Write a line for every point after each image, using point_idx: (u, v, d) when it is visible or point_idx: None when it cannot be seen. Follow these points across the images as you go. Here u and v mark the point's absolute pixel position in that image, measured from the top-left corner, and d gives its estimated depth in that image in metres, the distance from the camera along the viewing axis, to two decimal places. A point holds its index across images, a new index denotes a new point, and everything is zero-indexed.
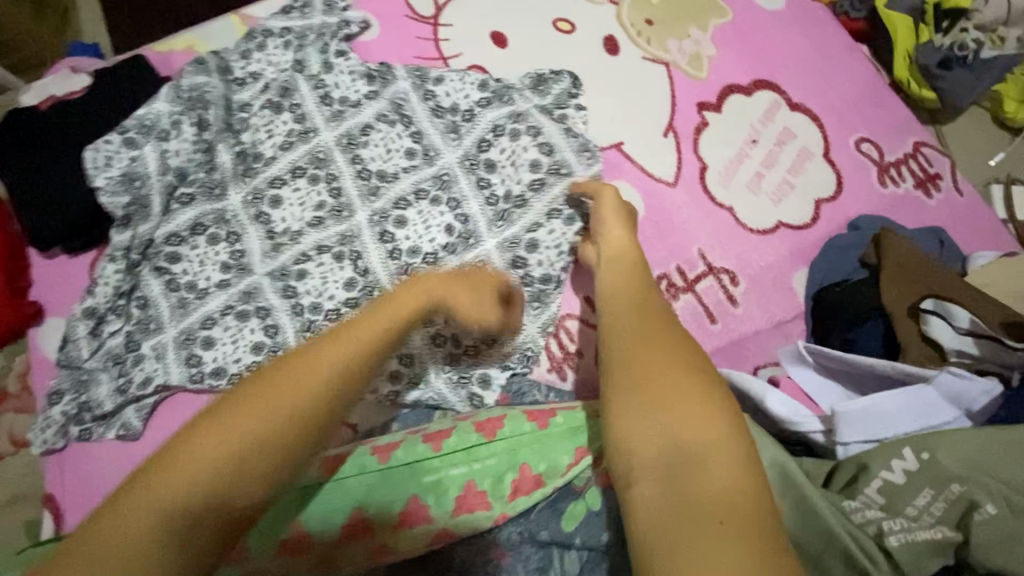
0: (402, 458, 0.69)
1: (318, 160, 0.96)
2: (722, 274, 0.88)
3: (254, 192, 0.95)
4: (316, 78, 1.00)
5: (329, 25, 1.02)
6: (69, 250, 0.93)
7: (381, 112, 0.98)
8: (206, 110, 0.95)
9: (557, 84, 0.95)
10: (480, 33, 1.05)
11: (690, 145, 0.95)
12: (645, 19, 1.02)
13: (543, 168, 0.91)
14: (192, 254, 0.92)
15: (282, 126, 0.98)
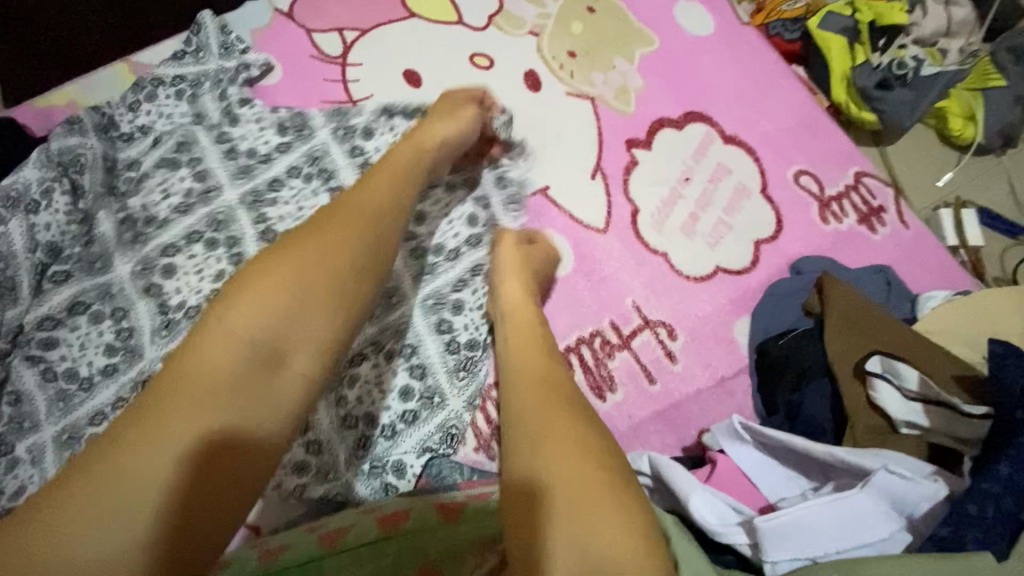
0: (290, 558, 0.61)
1: (217, 223, 0.86)
2: (659, 328, 0.81)
3: (143, 262, 0.84)
4: (218, 130, 0.91)
5: (226, 69, 0.93)
6: None
7: (294, 166, 0.91)
8: (82, 174, 0.85)
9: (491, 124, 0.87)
10: (393, 72, 0.97)
11: (620, 185, 0.88)
12: (569, 51, 0.95)
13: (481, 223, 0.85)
14: (72, 337, 0.81)
15: (178, 185, 0.88)
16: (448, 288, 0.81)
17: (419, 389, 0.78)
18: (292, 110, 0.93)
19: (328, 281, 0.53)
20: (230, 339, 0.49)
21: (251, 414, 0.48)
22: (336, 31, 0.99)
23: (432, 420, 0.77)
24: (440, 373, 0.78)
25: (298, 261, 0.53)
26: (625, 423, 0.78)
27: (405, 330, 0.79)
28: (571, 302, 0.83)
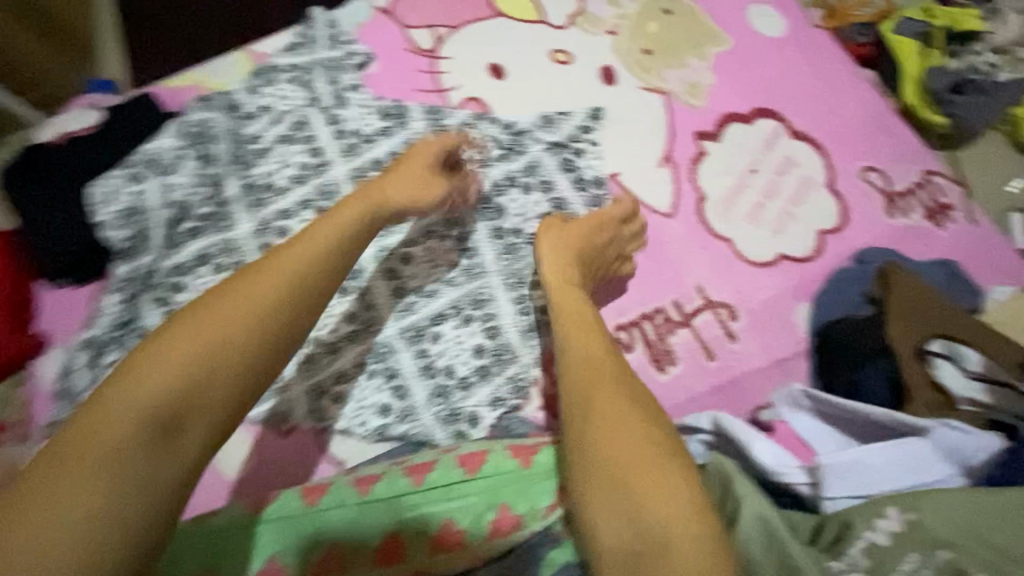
0: (383, 492, 0.70)
1: (327, 193, 0.99)
2: (720, 308, 0.85)
3: (263, 222, 0.97)
4: (328, 112, 1.03)
5: (333, 58, 1.06)
6: (74, 281, 0.94)
7: (394, 150, 1.01)
8: (213, 144, 0.99)
9: (570, 122, 0.97)
10: (479, 65, 1.06)
11: (688, 174, 0.93)
12: (644, 49, 1.01)
13: (555, 216, 0.93)
14: (197, 283, 0.93)
15: (294, 158, 1.01)
16: (523, 266, 0.92)
17: (492, 347, 0.87)
18: (396, 101, 1.04)
19: (229, 335, 0.54)
20: (143, 380, 0.51)
21: (146, 443, 0.49)
22: (430, 27, 1.09)
23: (505, 374, 0.86)
24: (509, 333, 0.88)
25: (227, 311, 0.55)
26: (683, 396, 0.83)
27: (482, 301, 0.90)
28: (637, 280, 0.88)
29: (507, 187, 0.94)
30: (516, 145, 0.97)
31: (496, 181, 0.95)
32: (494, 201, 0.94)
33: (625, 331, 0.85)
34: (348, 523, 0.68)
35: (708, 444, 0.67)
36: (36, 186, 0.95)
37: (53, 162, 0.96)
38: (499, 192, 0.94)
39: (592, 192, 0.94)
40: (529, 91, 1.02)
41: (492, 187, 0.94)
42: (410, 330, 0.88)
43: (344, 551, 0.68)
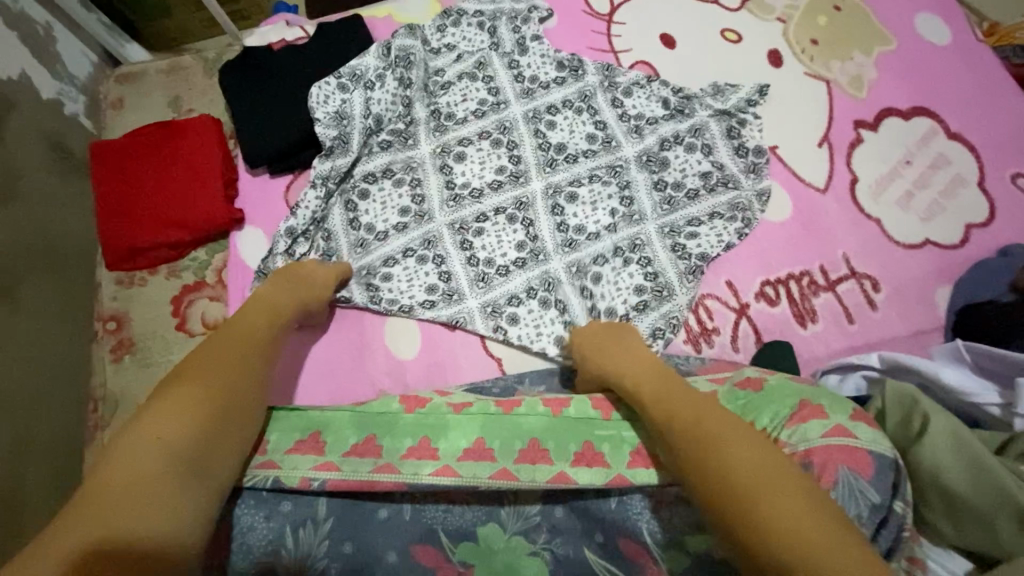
0: (574, 411, 0.76)
1: (503, 128, 1.04)
2: (865, 279, 0.93)
3: (443, 146, 1.03)
4: (509, 57, 1.08)
5: (518, 10, 1.10)
6: (273, 170, 1.07)
7: (567, 98, 1.05)
8: (408, 69, 1.05)
9: (736, 93, 1.04)
10: (651, 33, 1.13)
11: (844, 156, 1.00)
12: (811, 39, 1.09)
13: (713, 176, 0.99)
14: (379, 194, 1.01)
15: (475, 93, 1.07)
16: (681, 219, 0.97)
17: (651, 284, 0.93)
18: (574, 54, 1.07)
19: (252, 365, 0.66)
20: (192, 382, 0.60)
21: (211, 447, 0.57)
22: None
23: (659, 309, 0.92)
24: (671, 274, 0.94)
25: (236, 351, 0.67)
26: (822, 350, 0.90)
27: (640, 246, 0.96)
28: (787, 243, 0.96)
29: (670, 146, 1.01)
30: (682, 109, 1.03)
31: (662, 138, 1.01)
32: (658, 156, 1.01)
33: (773, 286, 0.94)
34: (546, 425, 0.74)
35: (871, 379, 0.74)
36: (251, 86, 1.07)
37: (265, 66, 1.08)
38: (664, 149, 1.01)
39: (751, 162, 0.99)
40: (698, 64, 1.10)
41: (657, 144, 1.01)
42: (573, 263, 0.96)
43: (545, 446, 0.73)
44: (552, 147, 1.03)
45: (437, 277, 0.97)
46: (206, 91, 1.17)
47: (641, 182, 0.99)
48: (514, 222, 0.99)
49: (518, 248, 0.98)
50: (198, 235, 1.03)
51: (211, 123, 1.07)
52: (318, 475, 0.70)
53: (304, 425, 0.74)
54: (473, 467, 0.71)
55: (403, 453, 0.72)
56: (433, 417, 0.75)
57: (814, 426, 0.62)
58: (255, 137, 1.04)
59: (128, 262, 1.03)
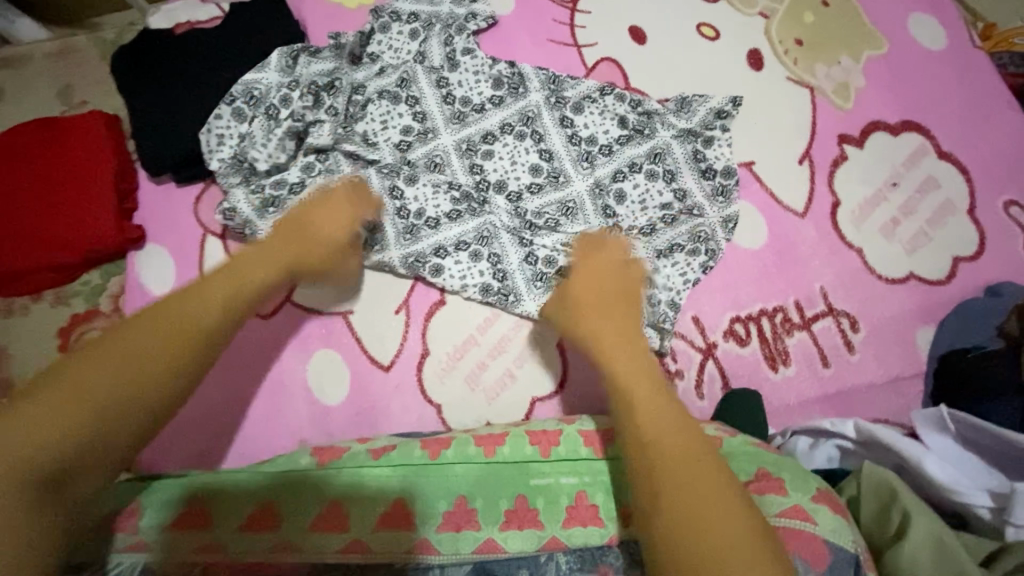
0: (509, 453, 0.67)
1: (433, 164, 0.90)
2: (843, 317, 0.84)
3: (390, 167, 0.89)
4: (437, 73, 0.93)
5: (456, 16, 0.96)
6: (178, 178, 0.92)
7: (507, 122, 0.91)
8: (331, 95, 0.91)
9: (703, 105, 0.92)
10: (618, 25, 1.00)
11: (825, 176, 0.90)
12: (796, 38, 0.97)
13: (675, 207, 0.88)
14: None
15: (398, 120, 0.92)
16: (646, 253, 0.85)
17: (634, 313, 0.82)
18: (512, 67, 0.93)
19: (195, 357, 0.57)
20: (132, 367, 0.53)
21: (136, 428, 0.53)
22: None
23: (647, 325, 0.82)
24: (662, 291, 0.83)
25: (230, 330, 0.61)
26: (793, 398, 0.82)
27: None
28: (761, 273, 0.86)
29: (626, 176, 0.89)
30: (641, 130, 0.91)
31: (616, 169, 0.89)
32: (612, 188, 0.89)
33: (743, 324, 0.84)
34: (477, 477, 0.65)
35: (845, 450, 0.66)
36: (150, 78, 0.91)
37: (166, 54, 0.92)
38: (617, 181, 0.89)
39: (717, 186, 0.88)
40: (670, 61, 0.97)
41: (610, 175, 0.89)
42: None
43: (472, 506, 0.64)
44: (492, 183, 0.90)
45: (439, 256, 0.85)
46: (102, 80, 1.00)
47: (596, 221, 0.88)
48: (477, 258, 0.85)
49: (485, 291, 0.86)
50: (86, 256, 0.88)
51: (102, 119, 0.91)
52: (200, 561, 0.60)
53: (185, 496, 0.63)
54: (389, 539, 0.62)
55: (308, 524, 0.62)
56: (348, 472, 0.65)
57: (769, 502, 0.56)
58: (154, 142, 0.89)
59: (3, 289, 0.88)
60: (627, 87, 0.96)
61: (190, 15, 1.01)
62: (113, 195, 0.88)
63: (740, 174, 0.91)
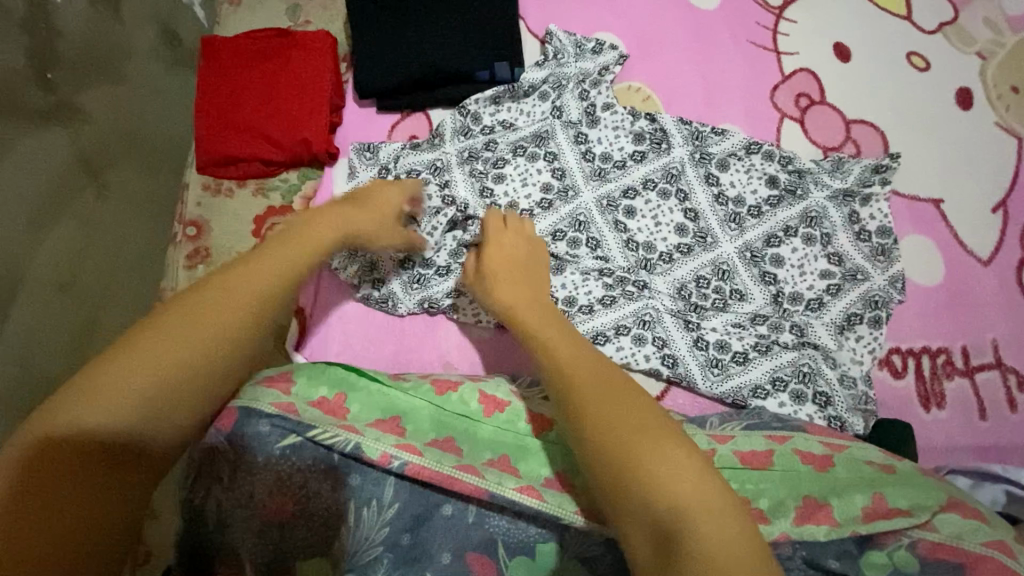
0: None
1: (577, 223, 0.93)
2: (1010, 373, 0.82)
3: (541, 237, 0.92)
4: (575, 128, 0.96)
5: (586, 71, 0.98)
6: (381, 105, 1.00)
7: (650, 177, 0.94)
8: (456, 172, 0.94)
9: (856, 164, 0.90)
10: (823, 39, 0.99)
11: (1018, 229, 0.88)
12: (1013, 85, 0.94)
13: (837, 273, 0.87)
14: (469, 308, 0.90)
15: (538, 178, 0.95)
16: (825, 330, 0.84)
17: (811, 393, 0.80)
18: (653, 123, 0.95)
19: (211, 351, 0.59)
20: (151, 382, 0.56)
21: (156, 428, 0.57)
22: None
23: (831, 377, 0.81)
24: (845, 355, 0.82)
25: (172, 331, 0.59)
26: (943, 442, 0.80)
27: (808, 374, 0.81)
28: (930, 311, 0.85)
29: (780, 241, 0.89)
30: (791, 191, 0.91)
31: (769, 233, 0.90)
32: (764, 253, 0.89)
33: (901, 356, 0.83)
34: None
35: (1015, 497, 0.68)
36: (379, 11, 0.99)
37: None
38: (771, 246, 0.89)
39: (877, 246, 0.87)
40: (872, 84, 0.96)
41: (761, 239, 0.89)
42: (725, 394, 0.83)
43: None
44: (639, 243, 0.92)
45: (601, 325, 0.86)
46: (327, 3, 1.08)
47: (755, 290, 0.87)
48: (641, 343, 0.86)
49: (652, 376, 0.85)
50: (293, 157, 0.96)
51: (328, 42, 0.99)
52: (399, 455, 0.64)
53: (383, 406, 0.70)
54: (558, 496, 0.64)
55: (485, 463, 0.67)
56: (512, 435, 0.70)
57: (975, 533, 0.61)
58: (373, 67, 0.97)
59: (217, 170, 0.98)
60: (820, 102, 0.96)
61: None
62: (328, 108, 0.96)
63: (896, 233, 0.89)
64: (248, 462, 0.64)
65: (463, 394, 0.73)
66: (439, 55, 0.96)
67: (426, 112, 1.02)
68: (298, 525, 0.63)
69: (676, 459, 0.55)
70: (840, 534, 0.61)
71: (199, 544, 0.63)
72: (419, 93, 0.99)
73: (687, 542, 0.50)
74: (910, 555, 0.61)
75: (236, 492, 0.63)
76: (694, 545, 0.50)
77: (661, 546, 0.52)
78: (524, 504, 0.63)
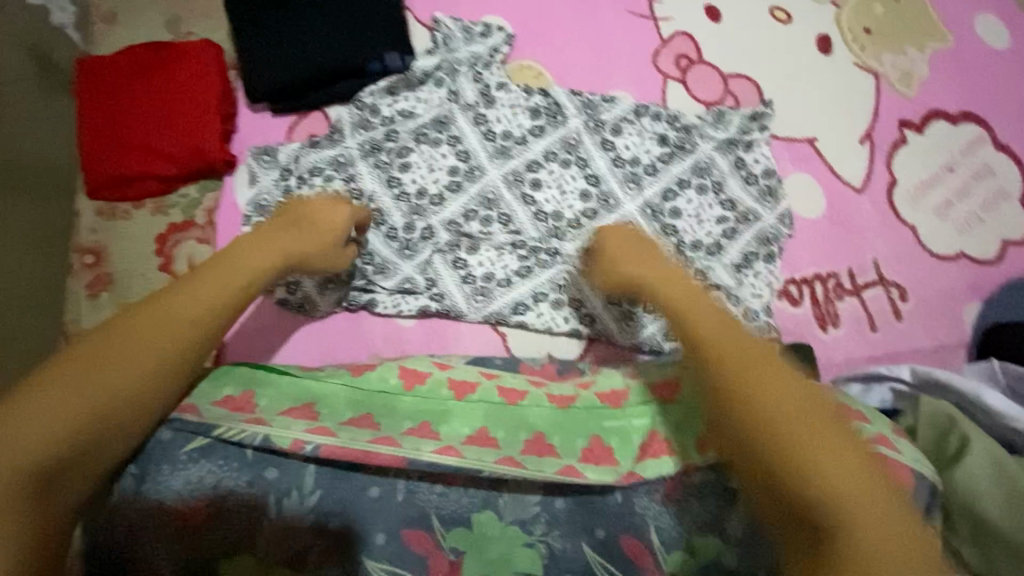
0: (583, 403, 0.73)
1: (487, 201, 0.95)
2: (892, 287, 0.89)
3: (452, 220, 0.93)
4: (473, 111, 0.98)
5: (477, 54, 1.00)
6: (275, 108, 0.99)
7: (551, 150, 0.97)
8: (358, 166, 0.95)
9: (736, 115, 0.96)
10: (695, 1, 1.05)
11: (884, 157, 0.95)
12: (865, 27, 1.02)
13: (732, 217, 0.92)
14: (387, 301, 0.90)
15: (443, 162, 0.96)
16: (726, 271, 0.89)
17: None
18: (547, 97, 0.98)
19: (158, 370, 0.61)
20: (96, 392, 0.57)
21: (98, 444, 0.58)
22: None
23: (736, 313, 0.86)
24: (748, 291, 0.88)
25: (131, 345, 0.60)
26: (840, 358, 0.87)
27: None
28: (815, 241, 0.92)
29: (676, 195, 0.94)
30: (682, 147, 0.96)
31: (665, 189, 0.94)
32: (664, 207, 0.94)
33: (797, 286, 0.90)
34: (551, 419, 0.71)
35: (898, 393, 0.76)
36: (257, 14, 0.98)
37: None
38: (668, 199, 0.94)
39: (765, 187, 0.93)
40: (742, 39, 1.03)
41: (660, 195, 0.94)
42: (641, 342, 0.88)
43: (549, 441, 0.69)
44: (548, 214, 0.95)
45: (522, 295, 0.90)
46: (207, 12, 1.06)
47: (659, 243, 0.92)
48: (559, 306, 0.90)
49: (572, 335, 0.90)
50: (188, 170, 0.94)
51: (211, 50, 0.97)
52: (311, 439, 0.65)
53: (294, 395, 0.69)
54: (478, 451, 0.67)
55: (403, 431, 0.68)
56: (434, 401, 0.71)
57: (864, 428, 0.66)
58: (261, 72, 0.96)
59: (109, 193, 0.95)
60: (699, 61, 1.02)
61: None
62: (219, 117, 0.94)
63: (780, 173, 0.95)
64: (156, 474, 0.63)
65: (385, 371, 0.73)
66: (326, 52, 0.96)
67: (324, 111, 1.01)
68: (214, 517, 0.63)
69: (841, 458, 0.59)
70: None
71: (110, 554, 0.61)
72: (314, 92, 0.99)
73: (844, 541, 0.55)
74: None
75: (143, 504, 0.62)
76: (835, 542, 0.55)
77: (804, 530, 0.57)
78: (443, 464, 0.64)
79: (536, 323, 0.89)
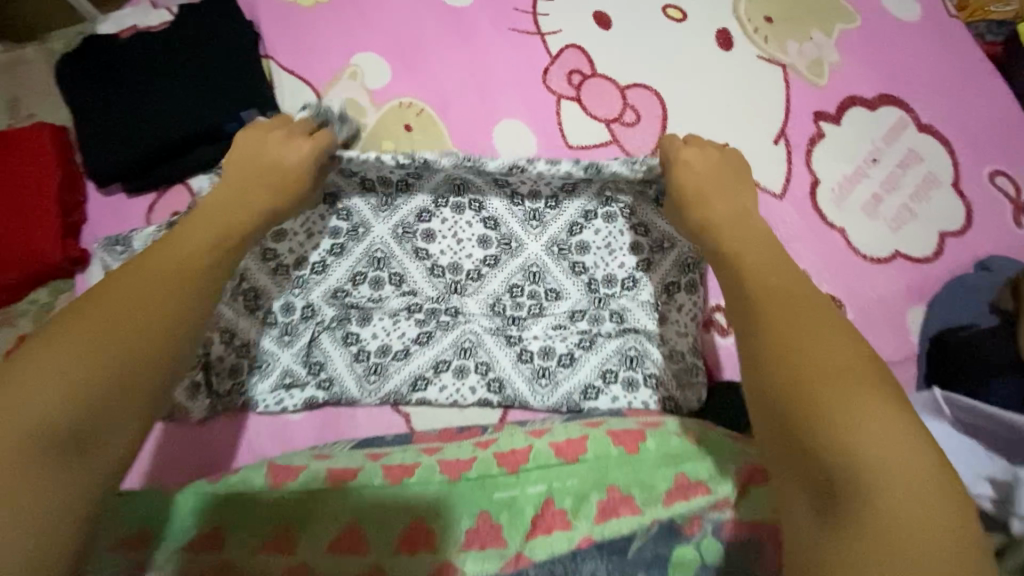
0: (476, 473, 0.62)
1: (376, 261, 0.84)
2: (827, 301, 0.80)
3: (335, 290, 0.83)
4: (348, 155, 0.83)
5: None
6: (129, 189, 0.89)
7: (439, 193, 0.85)
8: None
9: None
10: (582, 10, 0.96)
11: (803, 154, 0.87)
12: (766, 15, 0.94)
13: (645, 245, 0.83)
14: (266, 398, 0.78)
15: (320, 223, 0.83)
16: (643, 310, 0.80)
17: (641, 377, 0.77)
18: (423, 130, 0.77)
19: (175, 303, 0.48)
20: (111, 319, 0.45)
21: (123, 384, 0.43)
22: None
23: (657, 356, 0.78)
24: (670, 327, 0.79)
25: (143, 273, 0.49)
26: None
27: (635, 359, 0.78)
28: None
29: (583, 227, 0.84)
30: None
31: (570, 223, 0.84)
32: (571, 243, 0.84)
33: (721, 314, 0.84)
34: (436, 498, 0.60)
35: None
36: (91, 86, 0.87)
37: (108, 61, 0.88)
38: (575, 233, 0.84)
39: None
40: (637, 45, 0.94)
41: (565, 230, 0.84)
42: (559, 403, 0.78)
43: (431, 527, 0.58)
44: (445, 267, 0.85)
45: (423, 368, 0.79)
46: (50, 90, 0.95)
47: (569, 284, 0.83)
48: (463, 374, 0.79)
49: (483, 405, 0.79)
50: (29, 273, 0.83)
51: (45, 134, 0.87)
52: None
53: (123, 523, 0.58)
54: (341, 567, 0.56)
55: (253, 550, 0.56)
56: (299, 499, 0.59)
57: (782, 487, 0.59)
58: (100, 150, 0.85)
59: None
60: (593, 75, 0.93)
61: (137, 20, 0.96)
62: (57, 209, 0.84)
63: None
64: None
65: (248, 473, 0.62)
66: (170, 118, 0.85)
67: (186, 182, 0.91)
68: None
69: (884, 412, 0.39)
70: (642, 521, 0.60)
71: None
72: (170, 164, 0.89)
73: (864, 525, 0.37)
74: (715, 540, 0.59)
75: None
76: (865, 528, 0.37)
77: (822, 517, 0.39)
78: None
79: (442, 397, 0.79)
